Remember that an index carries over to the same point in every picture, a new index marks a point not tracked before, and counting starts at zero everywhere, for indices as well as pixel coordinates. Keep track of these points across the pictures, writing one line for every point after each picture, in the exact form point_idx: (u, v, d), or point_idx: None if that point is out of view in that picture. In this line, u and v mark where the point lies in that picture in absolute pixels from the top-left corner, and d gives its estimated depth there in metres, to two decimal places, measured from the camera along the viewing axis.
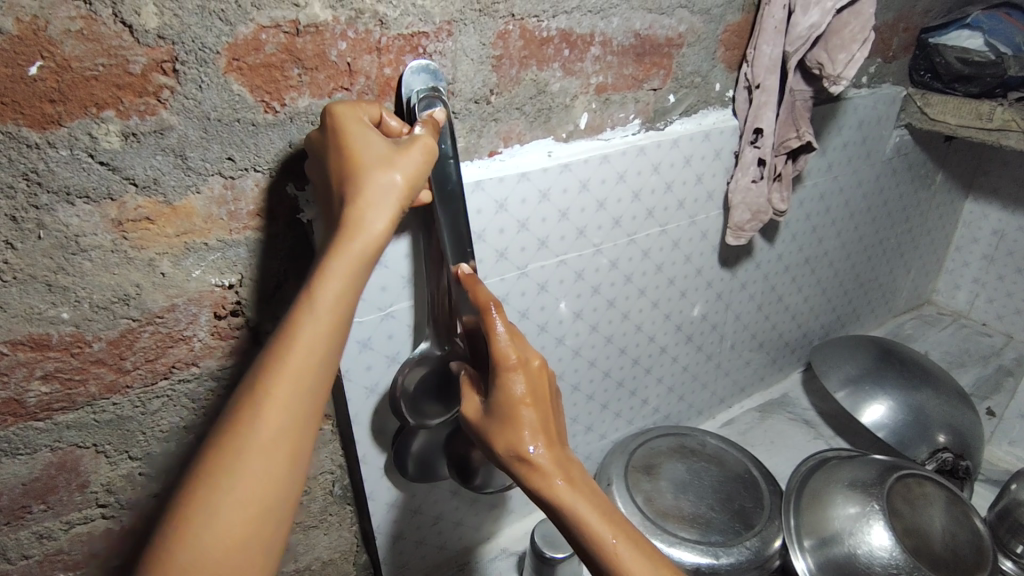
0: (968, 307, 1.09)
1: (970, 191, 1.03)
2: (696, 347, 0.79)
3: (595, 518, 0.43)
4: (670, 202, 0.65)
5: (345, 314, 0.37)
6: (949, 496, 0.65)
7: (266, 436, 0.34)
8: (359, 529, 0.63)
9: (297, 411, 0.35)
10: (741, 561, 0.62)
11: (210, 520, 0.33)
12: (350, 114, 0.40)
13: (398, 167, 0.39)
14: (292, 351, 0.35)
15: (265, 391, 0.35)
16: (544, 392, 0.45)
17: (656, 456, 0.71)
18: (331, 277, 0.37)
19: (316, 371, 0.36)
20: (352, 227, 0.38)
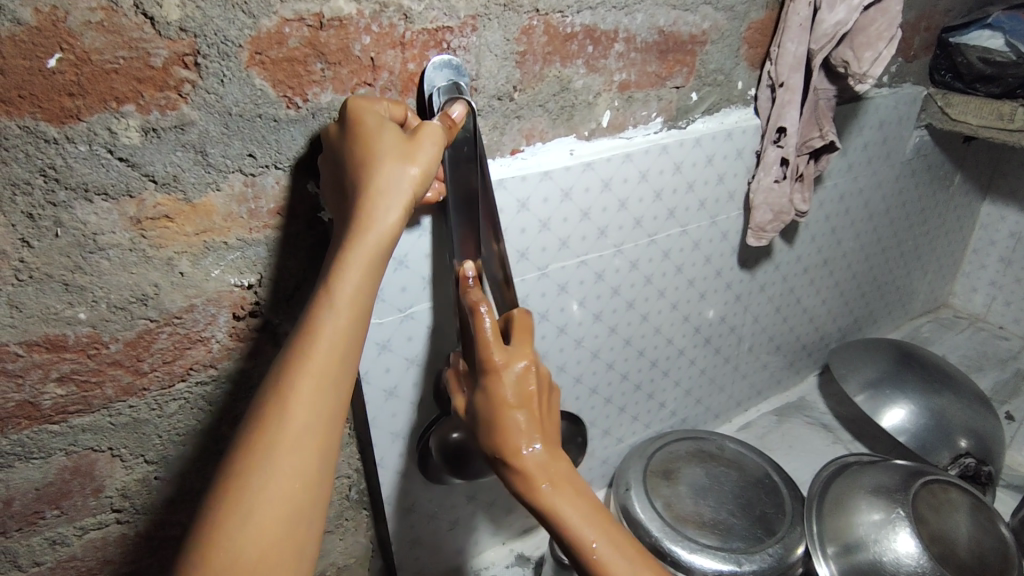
0: (985, 310, 1.08)
1: (988, 193, 1.02)
2: (714, 349, 0.78)
3: (580, 519, 0.42)
4: (691, 201, 0.64)
5: (365, 304, 0.37)
6: (974, 502, 0.63)
7: (294, 430, 0.34)
8: (374, 535, 0.62)
9: (325, 403, 0.35)
10: (764, 568, 0.60)
11: (242, 522, 0.32)
12: (365, 111, 0.39)
13: (413, 158, 0.38)
14: (314, 345, 0.35)
15: (293, 386, 0.34)
16: (533, 393, 0.43)
17: (674, 460, 0.70)
18: (352, 268, 0.36)
19: (340, 362, 0.35)
20: (366, 218, 0.36)
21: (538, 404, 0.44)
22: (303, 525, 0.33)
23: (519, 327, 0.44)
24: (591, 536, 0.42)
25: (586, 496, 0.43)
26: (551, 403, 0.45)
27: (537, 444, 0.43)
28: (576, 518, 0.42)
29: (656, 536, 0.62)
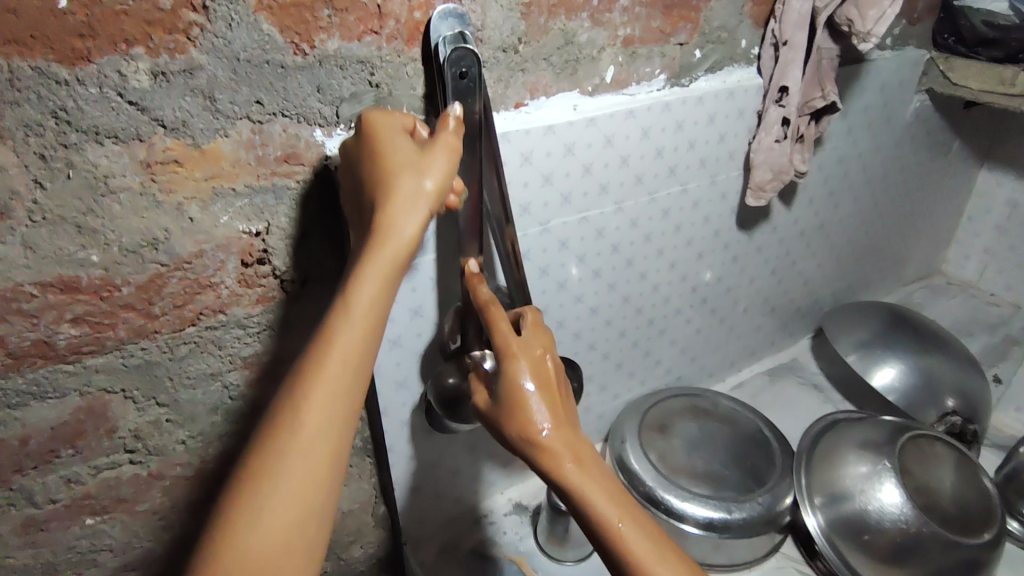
0: (978, 277, 1.09)
1: (985, 160, 1.03)
2: (710, 309, 0.80)
3: (604, 500, 0.43)
4: (692, 160, 0.65)
5: (378, 321, 0.38)
6: (960, 456, 0.65)
7: (311, 437, 0.35)
8: (377, 481, 0.64)
9: (335, 412, 0.36)
10: (752, 517, 0.62)
11: (259, 524, 0.34)
12: (383, 124, 0.41)
13: (427, 174, 0.39)
14: (330, 353, 0.36)
15: (306, 392, 0.36)
16: (550, 380, 0.46)
17: (668, 415, 0.71)
18: (365, 280, 0.37)
19: (353, 373, 0.37)
20: (383, 231, 0.37)
21: (555, 387, 0.46)
22: (315, 524, 0.35)
23: (532, 323, 0.48)
24: (614, 516, 0.42)
25: (608, 480, 0.44)
26: (567, 392, 0.47)
27: (558, 426, 0.44)
28: (601, 501, 0.43)
29: (651, 486, 0.63)
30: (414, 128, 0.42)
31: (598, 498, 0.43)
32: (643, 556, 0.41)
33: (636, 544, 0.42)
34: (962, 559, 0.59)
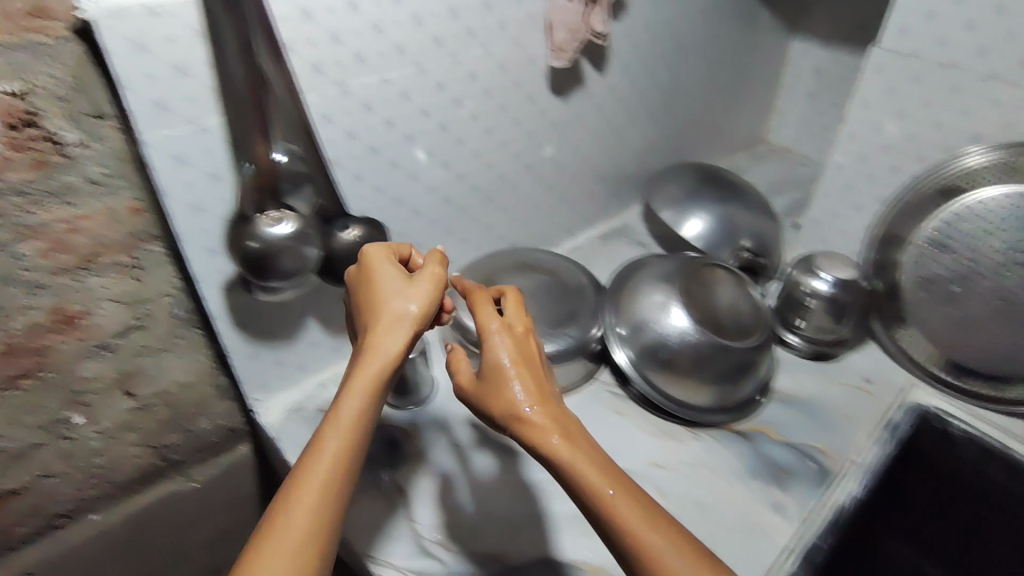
0: (794, 143, 1.21)
1: (795, 30, 1.11)
2: (535, 175, 0.85)
3: (588, 469, 0.45)
4: (490, 21, 0.68)
5: (367, 409, 0.46)
6: (736, 279, 0.77)
7: (320, 478, 0.43)
8: (213, 353, 0.66)
9: (325, 487, 0.43)
10: (566, 347, 0.72)
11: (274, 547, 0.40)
12: (375, 256, 0.51)
13: (412, 298, 0.49)
14: (319, 449, 0.44)
15: (303, 472, 0.43)
16: (529, 366, 0.51)
17: (496, 271, 0.78)
18: (358, 380, 0.46)
19: (341, 453, 0.44)
20: (369, 349, 0.47)
21: (538, 370, 0.51)
22: (320, 537, 0.41)
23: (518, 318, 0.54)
24: (603, 484, 0.45)
25: (594, 453, 0.47)
26: (546, 376, 0.52)
27: (535, 399, 0.49)
28: (592, 473, 0.45)
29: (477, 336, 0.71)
30: (399, 256, 0.54)
31: (581, 464, 0.46)
32: (632, 521, 0.43)
33: (626, 510, 0.44)
34: (735, 361, 0.69)
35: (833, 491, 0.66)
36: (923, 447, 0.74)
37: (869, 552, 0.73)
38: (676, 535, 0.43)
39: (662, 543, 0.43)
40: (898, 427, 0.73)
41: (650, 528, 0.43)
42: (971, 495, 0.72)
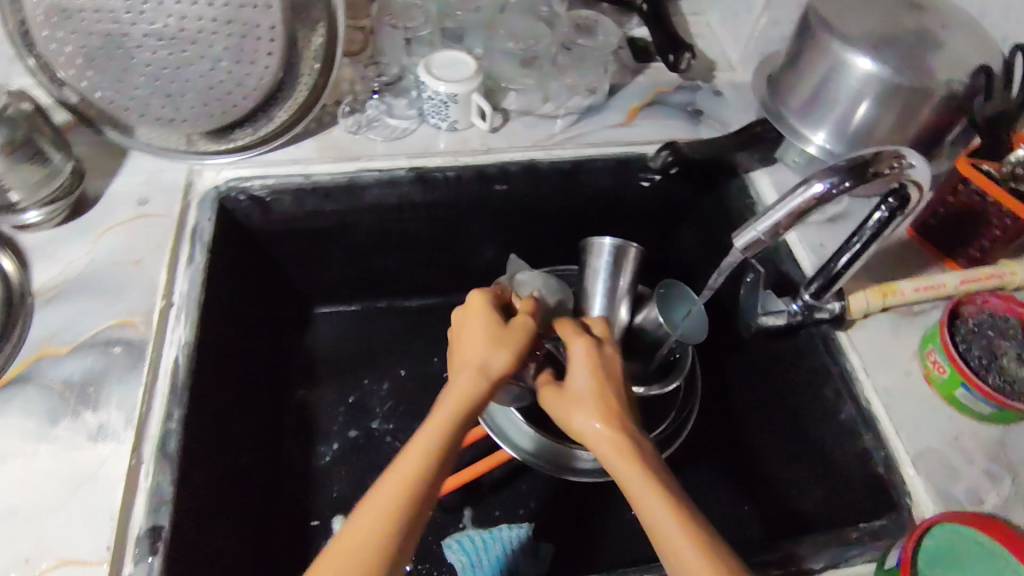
0: None
1: None
2: None
3: (646, 481, 0.43)
4: None
5: (467, 403, 0.47)
6: None
7: (399, 490, 0.41)
8: None
9: (393, 504, 0.40)
10: None
11: (353, 529, 0.39)
12: (473, 301, 0.54)
13: (508, 348, 0.51)
14: (418, 439, 0.45)
15: (389, 473, 0.42)
16: (594, 357, 0.51)
17: None
18: (455, 385, 0.48)
19: (421, 470, 0.43)
20: (467, 348, 0.51)
21: (613, 377, 0.51)
22: (396, 532, 0.40)
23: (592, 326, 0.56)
24: (671, 529, 0.40)
25: (654, 475, 0.44)
26: (625, 398, 0.50)
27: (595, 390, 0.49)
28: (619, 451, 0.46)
29: None
30: (503, 294, 0.59)
31: (613, 445, 0.46)
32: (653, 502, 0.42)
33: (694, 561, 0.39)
34: None
35: (153, 361, 0.56)
36: (257, 224, 0.69)
37: (264, 339, 0.73)
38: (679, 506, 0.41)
39: (664, 513, 0.41)
40: (202, 232, 0.63)
41: (658, 497, 0.42)
42: (324, 232, 0.73)
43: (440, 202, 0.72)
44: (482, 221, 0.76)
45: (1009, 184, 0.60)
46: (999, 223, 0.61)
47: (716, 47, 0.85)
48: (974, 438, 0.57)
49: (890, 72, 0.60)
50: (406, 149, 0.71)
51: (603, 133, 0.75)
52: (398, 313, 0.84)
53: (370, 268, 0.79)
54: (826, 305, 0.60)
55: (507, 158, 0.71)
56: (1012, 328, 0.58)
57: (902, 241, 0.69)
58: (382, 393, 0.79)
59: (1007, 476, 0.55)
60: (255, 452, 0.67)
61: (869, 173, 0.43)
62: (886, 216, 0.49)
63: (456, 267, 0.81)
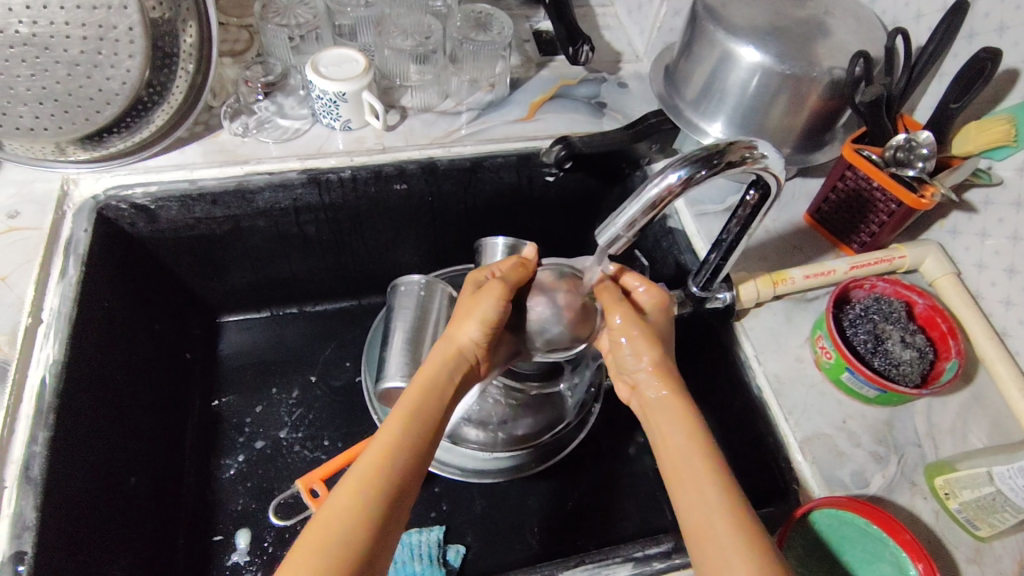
0: None
1: None
2: None
3: (698, 466, 0.43)
4: None
5: (451, 377, 0.51)
6: None
7: (394, 442, 0.45)
8: None
9: (392, 457, 0.44)
10: None
11: (355, 477, 0.42)
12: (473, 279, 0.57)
13: (482, 315, 0.52)
14: (409, 395, 0.48)
15: (388, 424, 0.46)
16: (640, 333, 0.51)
17: None
18: (432, 357, 0.52)
19: (413, 422, 0.46)
20: (457, 318, 0.54)
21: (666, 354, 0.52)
22: (395, 482, 0.43)
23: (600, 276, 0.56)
24: (705, 515, 0.41)
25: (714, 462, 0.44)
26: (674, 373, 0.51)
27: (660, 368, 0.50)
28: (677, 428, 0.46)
29: None
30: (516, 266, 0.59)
31: (675, 426, 0.47)
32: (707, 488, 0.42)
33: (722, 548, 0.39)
34: None
35: (17, 383, 0.53)
36: (144, 233, 0.67)
37: (160, 348, 0.71)
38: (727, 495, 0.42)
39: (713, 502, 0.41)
40: (77, 243, 0.61)
41: (709, 483, 0.42)
42: (219, 239, 0.70)
43: (339, 203, 0.70)
44: (386, 221, 0.74)
45: (891, 170, 0.58)
46: (885, 209, 0.60)
47: (623, 37, 0.84)
48: (861, 421, 0.57)
49: (773, 59, 0.59)
50: (298, 151, 0.68)
51: (506, 129, 0.73)
52: (308, 320, 0.83)
53: (272, 274, 0.77)
54: (716, 295, 0.60)
55: (404, 157, 0.69)
56: (896, 310, 0.58)
57: (800, 227, 0.69)
58: (291, 402, 0.76)
59: (892, 457, 0.55)
60: (148, 468, 0.65)
61: (722, 161, 0.44)
62: (752, 210, 0.52)
63: (365, 267, 0.79)
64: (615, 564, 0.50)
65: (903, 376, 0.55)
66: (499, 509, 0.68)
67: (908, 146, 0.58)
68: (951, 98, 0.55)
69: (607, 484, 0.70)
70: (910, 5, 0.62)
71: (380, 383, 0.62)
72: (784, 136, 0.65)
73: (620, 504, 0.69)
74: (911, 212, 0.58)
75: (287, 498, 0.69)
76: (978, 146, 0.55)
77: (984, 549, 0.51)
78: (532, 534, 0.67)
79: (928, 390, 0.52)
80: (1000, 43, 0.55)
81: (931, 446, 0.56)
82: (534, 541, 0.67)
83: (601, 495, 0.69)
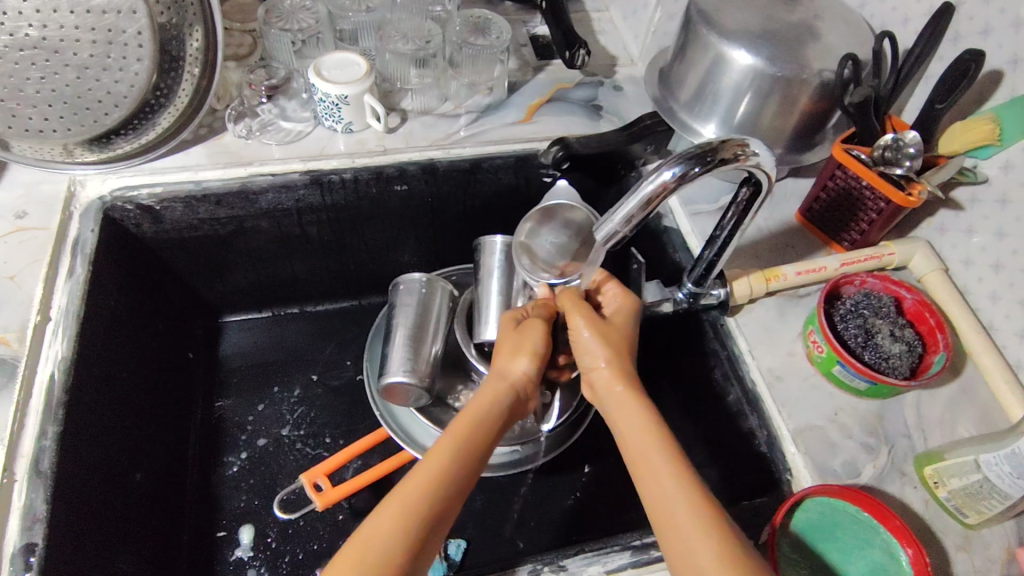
0: None
1: None
2: None
3: (657, 450, 0.45)
4: None
5: (505, 405, 0.50)
6: None
7: (444, 464, 0.44)
8: None
9: (441, 482, 0.44)
10: None
11: (402, 493, 0.43)
12: (508, 324, 0.57)
13: (524, 355, 0.53)
14: (460, 420, 0.48)
15: (437, 444, 0.46)
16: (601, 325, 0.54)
17: None
18: (485, 388, 0.51)
19: (461, 447, 0.46)
20: (500, 362, 0.54)
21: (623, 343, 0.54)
22: (437, 505, 0.43)
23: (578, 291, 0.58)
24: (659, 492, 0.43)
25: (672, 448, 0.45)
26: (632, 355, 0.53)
27: (618, 373, 0.51)
28: (654, 448, 0.45)
29: None
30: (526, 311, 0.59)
31: (638, 415, 0.48)
32: (671, 491, 0.42)
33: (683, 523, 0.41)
34: None
35: (23, 378, 0.54)
36: (148, 233, 0.68)
37: (164, 347, 0.72)
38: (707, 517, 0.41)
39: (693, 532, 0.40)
40: (84, 243, 0.62)
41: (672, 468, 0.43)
42: (221, 239, 0.71)
43: (341, 204, 0.71)
44: (388, 222, 0.75)
45: (879, 169, 0.60)
46: (874, 206, 0.62)
47: (618, 42, 0.86)
48: (852, 413, 0.59)
49: (765, 62, 0.60)
50: (301, 153, 0.70)
51: (505, 131, 0.75)
52: (309, 319, 0.84)
53: (273, 274, 0.78)
54: (710, 292, 0.62)
55: (405, 158, 0.71)
56: (886, 305, 0.59)
57: (791, 226, 0.70)
58: (293, 400, 0.77)
59: (883, 448, 0.57)
60: (154, 464, 0.66)
61: (715, 159, 0.45)
62: (744, 206, 0.54)
63: (366, 267, 0.81)
64: (614, 551, 0.51)
65: (893, 369, 0.56)
66: (499, 503, 0.69)
67: (896, 146, 0.59)
68: (936, 98, 0.57)
69: (603, 478, 0.71)
70: (897, 10, 0.64)
71: (383, 379, 0.63)
72: (776, 136, 0.67)
73: (617, 498, 0.70)
74: (899, 210, 0.60)
75: (290, 494, 0.70)
76: (963, 145, 0.57)
77: (973, 536, 0.52)
78: (531, 528, 0.68)
79: (918, 381, 0.53)
80: (984, 45, 0.57)
81: (921, 437, 0.57)
82: (534, 534, 0.68)
83: (598, 490, 0.70)
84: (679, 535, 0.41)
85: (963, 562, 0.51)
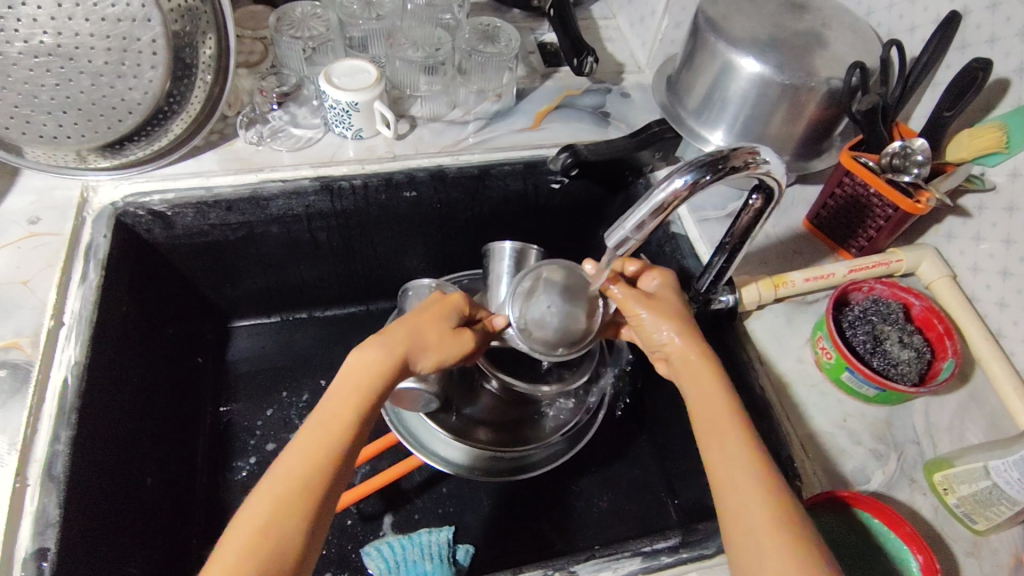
0: None
1: None
2: None
3: (736, 437, 0.45)
4: None
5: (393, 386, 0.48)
6: None
7: (328, 448, 0.43)
8: None
9: (323, 465, 0.42)
10: None
11: (285, 475, 0.41)
12: (437, 309, 0.53)
13: (433, 352, 0.51)
14: (344, 400, 0.46)
15: (317, 426, 0.44)
16: (660, 305, 0.53)
17: None
18: (372, 360, 0.48)
19: (343, 430, 0.44)
20: (397, 337, 0.50)
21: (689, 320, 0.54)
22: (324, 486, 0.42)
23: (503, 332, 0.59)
24: (731, 479, 0.43)
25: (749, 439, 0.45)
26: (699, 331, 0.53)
27: (689, 347, 0.51)
28: (732, 435, 0.45)
29: None
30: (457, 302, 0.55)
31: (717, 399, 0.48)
32: (743, 477, 0.43)
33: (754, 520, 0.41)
34: None
35: (34, 384, 0.55)
36: (159, 239, 0.68)
37: (173, 352, 0.72)
38: (787, 527, 0.40)
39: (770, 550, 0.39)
40: (97, 248, 0.62)
41: (748, 459, 0.43)
42: (232, 244, 0.72)
43: (350, 210, 0.72)
44: (397, 227, 0.76)
45: (888, 176, 0.60)
46: (882, 213, 0.62)
47: (625, 49, 0.87)
48: (861, 420, 0.59)
49: (773, 69, 0.61)
50: (311, 158, 0.70)
51: (513, 138, 0.75)
52: (317, 324, 0.84)
53: (282, 279, 0.78)
54: (720, 297, 0.61)
55: (414, 165, 0.71)
56: (894, 312, 0.59)
57: (798, 233, 0.71)
58: (302, 405, 0.78)
59: (892, 454, 0.57)
60: (163, 469, 0.66)
61: (726, 167, 0.46)
62: (755, 213, 0.54)
63: (374, 272, 0.81)
64: (625, 557, 0.51)
65: (901, 375, 0.56)
66: (506, 508, 0.70)
67: (904, 154, 0.60)
68: (944, 106, 0.58)
69: (610, 484, 0.71)
70: (904, 17, 0.64)
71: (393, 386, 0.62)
72: (784, 144, 0.67)
73: (624, 503, 0.70)
74: (907, 216, 0.60)
75: None
76: (973, 152, 0.57)
77: (981, 542, 0.52)
78: (538, 533, 0.68)
79: (927, 388, 0.53)
80: (991, 54, 0.57)
81: (929, 443, 0.58)
82: (541, 538, 0.68)
83: (605, 495, 0.71)
84: (745, 523, 0.41)
85: (972, 568, 0.51)
